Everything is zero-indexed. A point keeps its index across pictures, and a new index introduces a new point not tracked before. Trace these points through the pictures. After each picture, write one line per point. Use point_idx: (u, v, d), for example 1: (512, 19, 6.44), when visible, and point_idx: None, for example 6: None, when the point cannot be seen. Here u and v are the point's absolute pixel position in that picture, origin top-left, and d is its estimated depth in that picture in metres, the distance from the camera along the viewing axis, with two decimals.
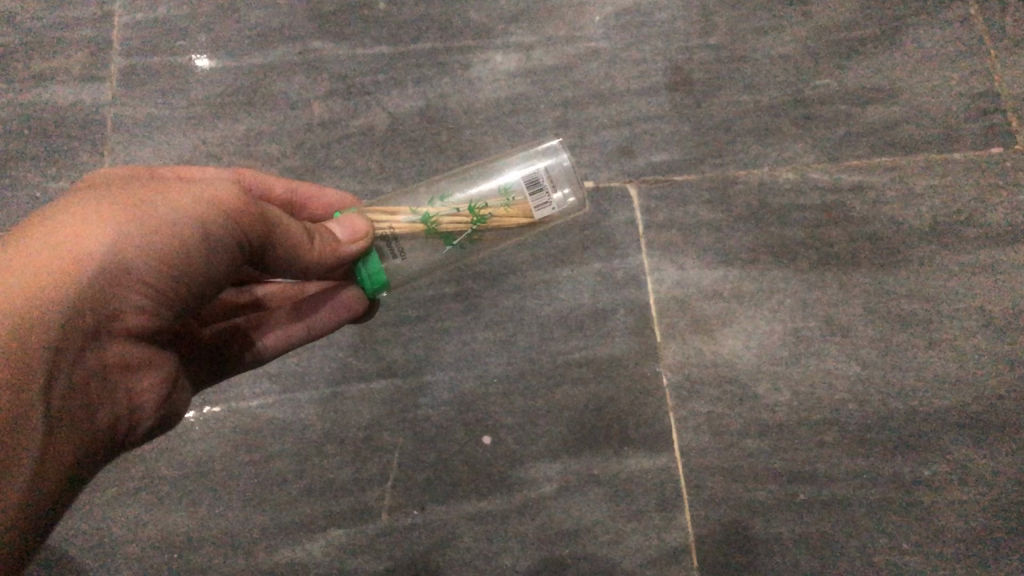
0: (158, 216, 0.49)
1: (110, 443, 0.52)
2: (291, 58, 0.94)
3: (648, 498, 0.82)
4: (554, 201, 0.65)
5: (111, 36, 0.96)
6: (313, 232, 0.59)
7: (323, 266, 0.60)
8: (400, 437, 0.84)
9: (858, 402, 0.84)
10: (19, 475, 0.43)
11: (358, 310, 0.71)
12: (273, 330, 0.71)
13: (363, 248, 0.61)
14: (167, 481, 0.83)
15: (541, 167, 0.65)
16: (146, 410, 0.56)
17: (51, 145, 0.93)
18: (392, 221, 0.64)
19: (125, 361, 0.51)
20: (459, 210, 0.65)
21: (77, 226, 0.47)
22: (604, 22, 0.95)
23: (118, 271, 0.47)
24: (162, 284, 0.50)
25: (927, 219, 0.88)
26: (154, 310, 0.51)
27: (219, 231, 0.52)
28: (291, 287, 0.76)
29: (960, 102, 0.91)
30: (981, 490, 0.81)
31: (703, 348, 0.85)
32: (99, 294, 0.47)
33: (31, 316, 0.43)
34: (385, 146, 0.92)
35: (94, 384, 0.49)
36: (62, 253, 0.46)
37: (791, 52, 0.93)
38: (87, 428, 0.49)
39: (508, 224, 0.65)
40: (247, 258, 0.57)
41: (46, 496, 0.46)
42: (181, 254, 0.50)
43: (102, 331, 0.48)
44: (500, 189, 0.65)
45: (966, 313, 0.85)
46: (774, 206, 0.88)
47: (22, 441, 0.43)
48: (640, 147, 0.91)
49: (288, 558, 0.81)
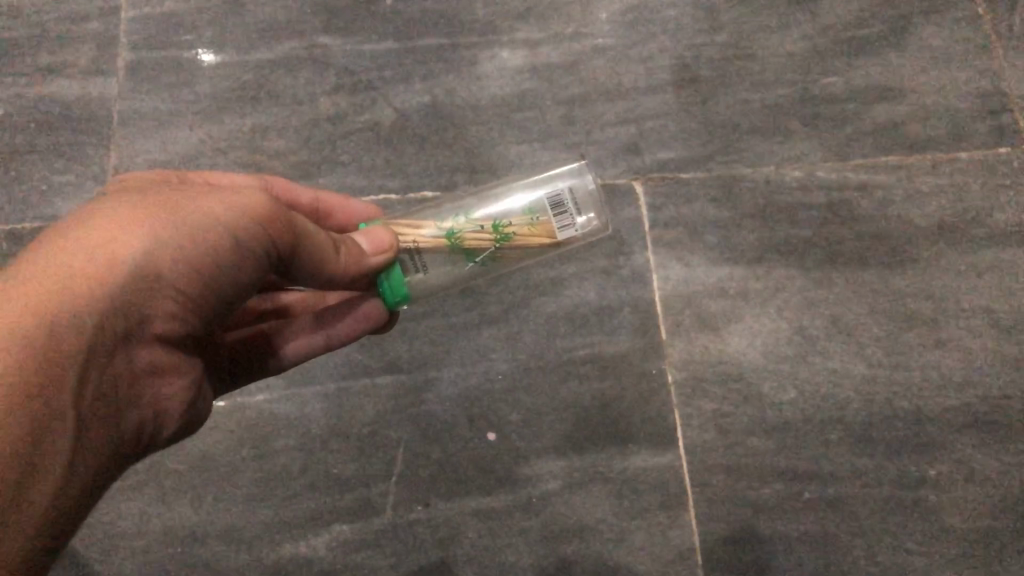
0: (190, 223, 0.51)
1: (137, 445, 0.55)
2: (298, 54, 0.94)
3: (652, 495, 0.82)
4: (578, 223, 0.64)
5: (118, 30, 0.96)
6: (339, 243, 0.58)
7: (348, 279, 0.59)
8: (405, 433, 0.84)
9: (863, 401, 0.84)
10: (53, 475, 0.46)
11: (378, 322, 0.70)
12: (295, 339, 0.71)
13: (388, 260, 0.61)
14: (173, 475, 0.83)
15: (566, 187, 0.64)
16: (171, 412, 0.58)
17: (58, 139, 0.93)
18: (417, 235, 0.63)
19: (153, 367, 0.54)
20: (483, 227, 0.64)
21: (109, 234, 0.49)
22: (611, 18, 0.95)
23: (148, 278, 0.49)
24: (192, 290, 0.52)
25: (934, 219, 0.87)
26: (184, 318, 0.53)
27: (250, 240, 0.52)
28: (313, 296, 0.76)
29: (968, 101, 0.91)
30: (985, 490, 0.81)
31: (708, 346, 0.85)
32: (130, 301, 0.49)
33: (66, 322, 0.46)
34: (391, 142, 0.92)
35: (123, 388, 0.51)
36: (96, 259, 0.48)
37: (798, 50, 0.93)
38: (115, 430, 0.51)
39: (531, 243, 0.64)
40: (275, 268, 0.57)
41: (75, 496, 0.48)
42: (210, 262, 0.51)
43: (132, 336, 0.50)
44: (524, 207, 0.64)
45: (972, 313, 0.85)
46: (781, 205, 0.88)
47: (57, 443, 0.45)
48: (646, 144, 0.91)
49: (293, 553, 0.82)
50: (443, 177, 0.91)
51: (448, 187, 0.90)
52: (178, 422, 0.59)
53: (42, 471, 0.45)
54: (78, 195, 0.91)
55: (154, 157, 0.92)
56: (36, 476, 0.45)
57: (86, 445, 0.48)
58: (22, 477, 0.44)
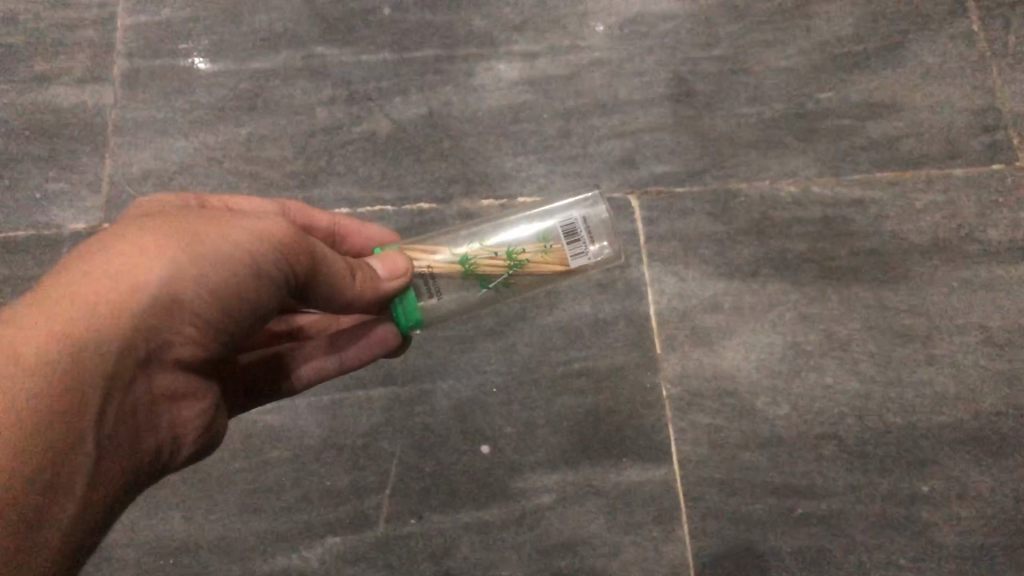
0: (213, 248, 0.51)
1: (154, 467, 0.55)
2: (294, 64, 0.94)
3: (646, 509, 0.82)
4: (591, 251, 0.63)
5: (113, 37, 0.95)
6: (354, 268, 0.59)
7: (363, 303, 0.60)
8: (399, 445, 0.84)
9: (856, 417, 0.84)
10: (67, 507, 0.46)
11: (391, 345, 0.69)
12: (308, 361, 0.71)
13: (403, 285, 0.61)
14: (167, 486, 0.83)
15: (579, 216, 0.64)
16: (189, 435, 0.58)
17: (52, 146, 0.93)
18: (431, 260, 0.63)
19: (171, 390, 0.54)
20: (497, 254, 0.64)
21: (132, 257, 0.49)
22: (608, 31, 0.95)
23: (169, 304, 0.50)
24: (211, 315, 0.52)
25: (928, 235, 0.88)
26: (201, 341, 0.53)
27: (268, 266, 0.53)
28: (326, 318, 0.75)
29: (963, 118, 0.91)
30: (978, 506, 0.81)
31: (703, 361, 0.86)
32: (151, 325, 0.49)
33: (89, 346, 0.46)
34: (386, 153, 0.92)
35: (141, 411, 0.52)
36: (119, 284, 0.48)
37: (795, 65, 0.93)
38: (131, 454, 0.51)
39: (543, 271, 0.64)
40: (292, 292, 0.58)
41: (95, 517, 0.48)
42: (231, 287, 0.52)
43: (151, 360, 0.51)
44: (538, 235, 0.64)
45: (966, 329, 0.85)
46: (776, 219, 0.89)
47: (72, 475, 0.45)
48: (642, 157, 0.91)
49: (285, 565, 0.81)
50: (440, 188, 0.90)
51: (445, 199, 0.90)
52: (193, 445, 0.59)
53: (57, 502, 0.45)
54: (72, 203, 0.91)
55: (149, 166, 0.92)
56: (51, 508, 0.45)
57: (106, 467, 0.49)
58: (36, 510, 0.44)
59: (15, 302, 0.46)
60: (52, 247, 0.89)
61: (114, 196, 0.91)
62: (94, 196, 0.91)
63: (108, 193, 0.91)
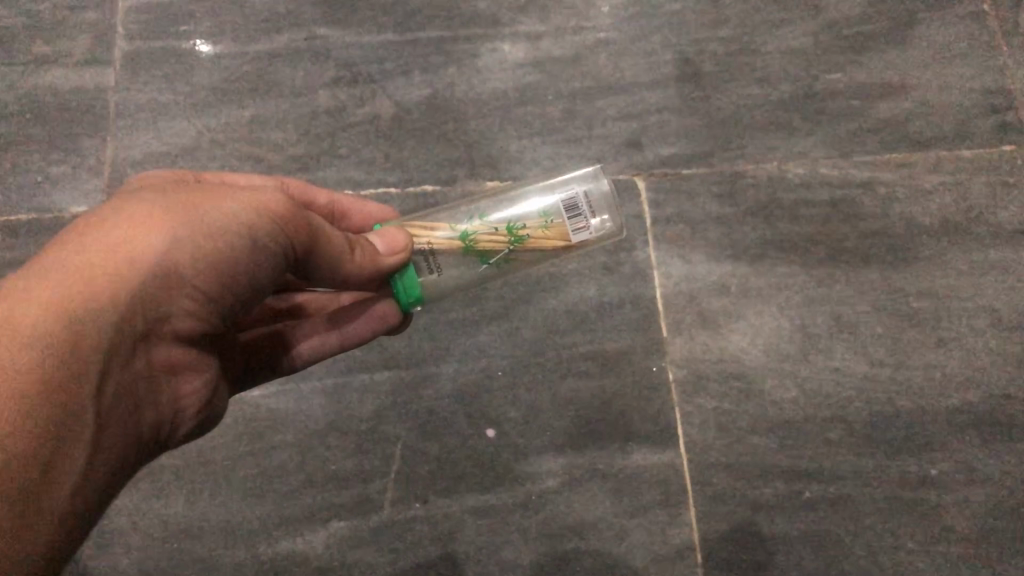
0: (208, 222, 0.51)
1: (154, 442, 0.55)
2: (297, 45, 0.93)
3: (653, 493, 0.81)
4: (592, 226, 0.62)
5: (114, 19, 0.94)
6: (353, 244, 0.58)
7: (362, 279, 0.59)
8: (403, 429, 0.83)
9: (865, 400, 0.83)
10: (66, 483, 0.45)
11: (391, 323, 0.68)
12: (307, 338, 0.70)
13: (402, 261, 0.60)
14: (170, 470, 0.83)
15: (580, 190, 0.63)
16: (188, 410, 0.57)
17: (52, 129, 0.92)
18: (431, 236, 0.63)
19: (170, 364, 0.53)
20: (498, 229, 0.63)
21: (127, 230, 0.48)
22: (612, 12, 0.94)
23: (165, 276, 0.49)
24: (209, 289, 0.52)
25: (938, 217, 0.87)
26: (201, 314, 0.53)
27: (265, 239, 0.53)
28: (324, 297, 0.74)
29: (972, 98, 0.90)
30: (987, 489, 0.81)
31: (709, 344, 0.85)
32: (151, 298, 0.49)
33: (86, 318, 0.45)
34: (390, 136, 0.91)
35: (141, 384, 0.51)
36: (115, 256, 0.47)
37: (803, 45, 0.92)
38: (132, 428, 0.51)
39: (546, 246, 0.63)
40: (291, 266, 0.57)
41: (95, 492, 0.48)
42: (228, 260, 0.52)
43: (150, 333, 0.50)
44: (539, 210, 0.63)
45: (975, 312, 0.85)
46: (784, 201, 0.88)
47: (72, 448, 0.45)
48: (648, 139, 0.90)
49: (289, 550, 0.81)
50: (444, 171, 0.89)
51: (448, 182, 0.89)
52: (192, 421, 0.58)
53: (57, 475, 0.44)
54: (74, 187, 0.90)
55: (151, 149, 0.91)
56: (51, 480, 0.44)
57: (106, 441, 0.48)
58: (36, 483, 0.43)
59: (11, 279, 0.46)
60: (53, 231, 0.88)
61: (115, 180, 0.90)
62: (95, 180, 0.90)
63: (109, 177, 0.90)
